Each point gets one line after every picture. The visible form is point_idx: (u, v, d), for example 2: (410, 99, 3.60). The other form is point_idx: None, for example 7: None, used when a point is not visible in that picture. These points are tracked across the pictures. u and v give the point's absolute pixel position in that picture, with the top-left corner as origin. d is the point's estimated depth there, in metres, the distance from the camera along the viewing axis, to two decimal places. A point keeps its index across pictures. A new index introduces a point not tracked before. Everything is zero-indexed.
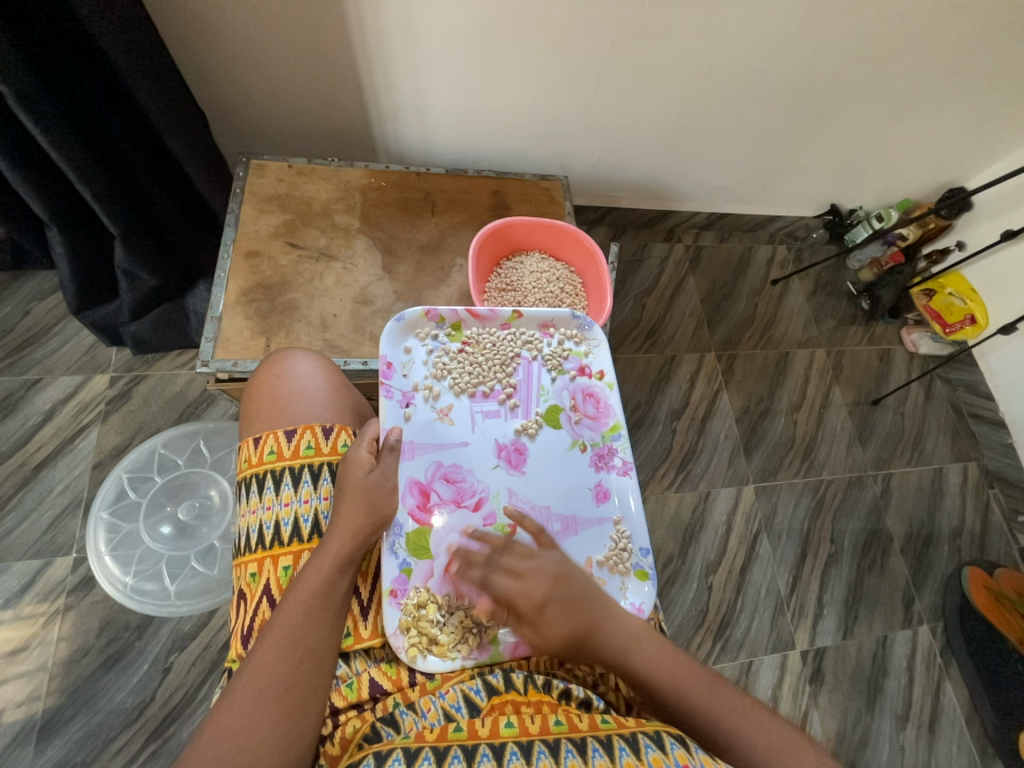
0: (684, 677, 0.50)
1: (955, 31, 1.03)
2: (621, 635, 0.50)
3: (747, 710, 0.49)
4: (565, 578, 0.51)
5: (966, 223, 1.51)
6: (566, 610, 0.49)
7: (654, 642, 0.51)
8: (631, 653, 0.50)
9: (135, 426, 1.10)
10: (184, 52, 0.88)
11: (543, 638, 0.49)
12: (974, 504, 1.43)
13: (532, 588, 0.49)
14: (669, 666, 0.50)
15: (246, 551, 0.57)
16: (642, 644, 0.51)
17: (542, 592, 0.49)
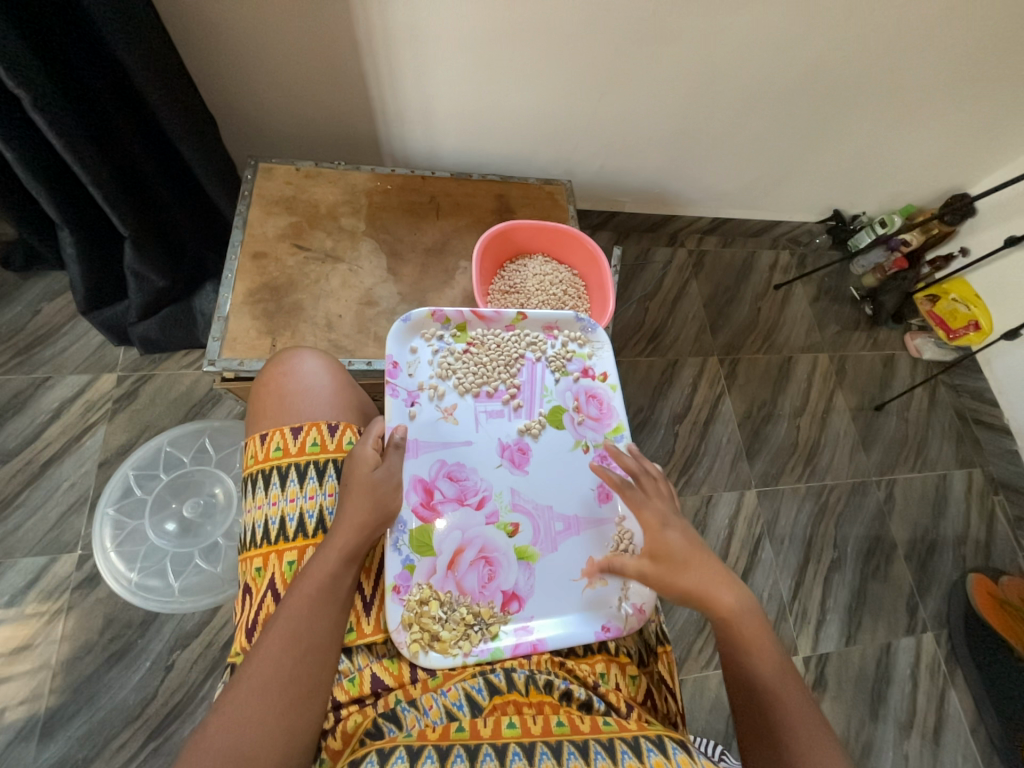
0: (803, 719, 0.48)
1: (957, 40, 1.04)
2: (763, 635, 0.52)
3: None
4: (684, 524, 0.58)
5: (969, 229, 1.51)
6: (686, 540, 0.56)
7: (784, 670, 0.51)
8: (764, 656, 0.50)
9: (141, 424, 1.11)
10: (196, 58, 0.90)
11: (658, 539, 0.55)
12: (979, 510, 1.42)
13: (655, 512, 0.57)
14: (794, 703, 0.49)
15: (251, 546, 0.58)
16: (775, 658, 0.51)
17: (667, 519, 0.57)
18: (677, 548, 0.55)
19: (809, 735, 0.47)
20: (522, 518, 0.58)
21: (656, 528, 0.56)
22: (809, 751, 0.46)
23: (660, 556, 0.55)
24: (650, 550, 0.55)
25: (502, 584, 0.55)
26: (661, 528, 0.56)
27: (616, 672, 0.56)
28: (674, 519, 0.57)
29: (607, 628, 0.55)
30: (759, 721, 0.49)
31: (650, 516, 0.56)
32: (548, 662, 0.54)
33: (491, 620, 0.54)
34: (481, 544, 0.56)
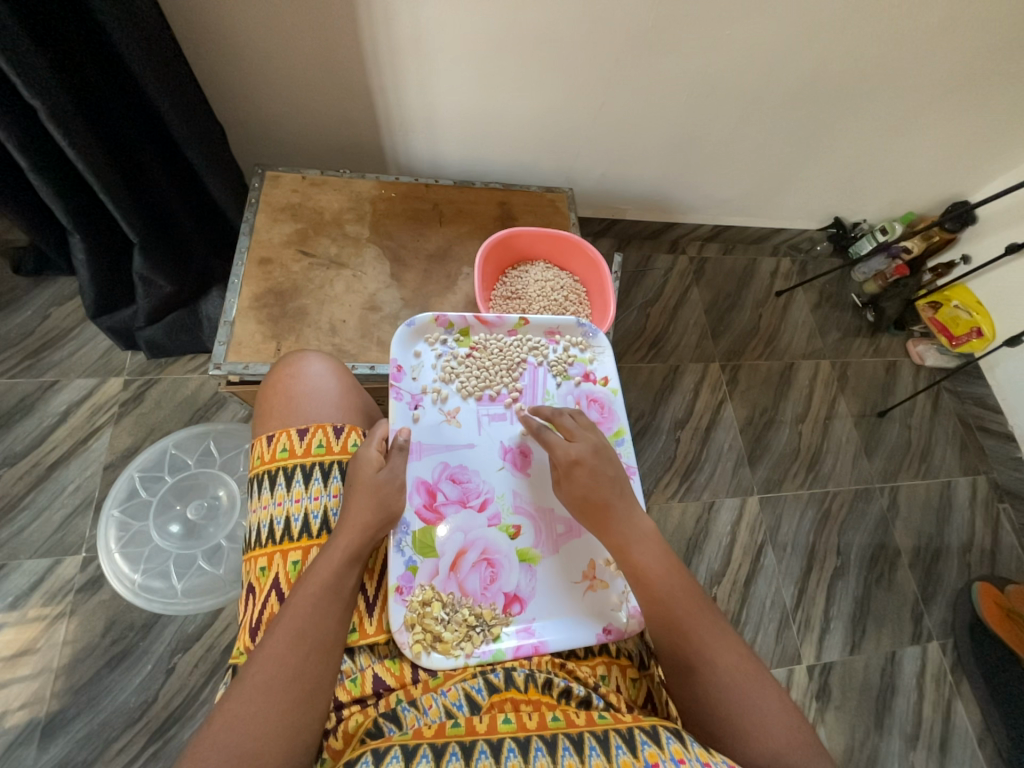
0: (698, 618, 0.51)
1: (954, 50, 1.06)
2: (654, 552, 0.53)
3: (747, 664, 0.49)
4: (601, 457, 0.57)
5: (970, 236, 1.51)
6: (596, 475, 0.55)
7: (678, 576, 0.53)
8: (660, 576, 0.52)
9: (147, 428, 1.13)
10: (207, 70, 0.92)
11: (572, 483, 0.56)
12: (984, 518, 1.41)
13: (572, 450, 0.57)
14: (688, 605, 0.51)
15: (255, 546, 0.58)
16: (665, 570, 0.52)
17: (578, 454, 0.56)
18: (589, 487, 0.55)
19: (703, 632, 0.50)
20: (524, 520, 0.59)
21: (568, 471, 0.56)
22: (706, 648, 0.49)
23: (579, 501, 0.56)
24: (568, 494, 0.56)
25: (504, 586, 0.56)
26: (575, 469, 0.56)
27: (617, 674, 0.56)
28: (587, 453, 0.56)
29: (609, 630, 0.55)
30: (662, 635, 0.51)
31: (562, 455, 0.57)
32: (548, 663, 0.54)
33: (493, 622, 0.54)
34: (483, 546, 0.57)
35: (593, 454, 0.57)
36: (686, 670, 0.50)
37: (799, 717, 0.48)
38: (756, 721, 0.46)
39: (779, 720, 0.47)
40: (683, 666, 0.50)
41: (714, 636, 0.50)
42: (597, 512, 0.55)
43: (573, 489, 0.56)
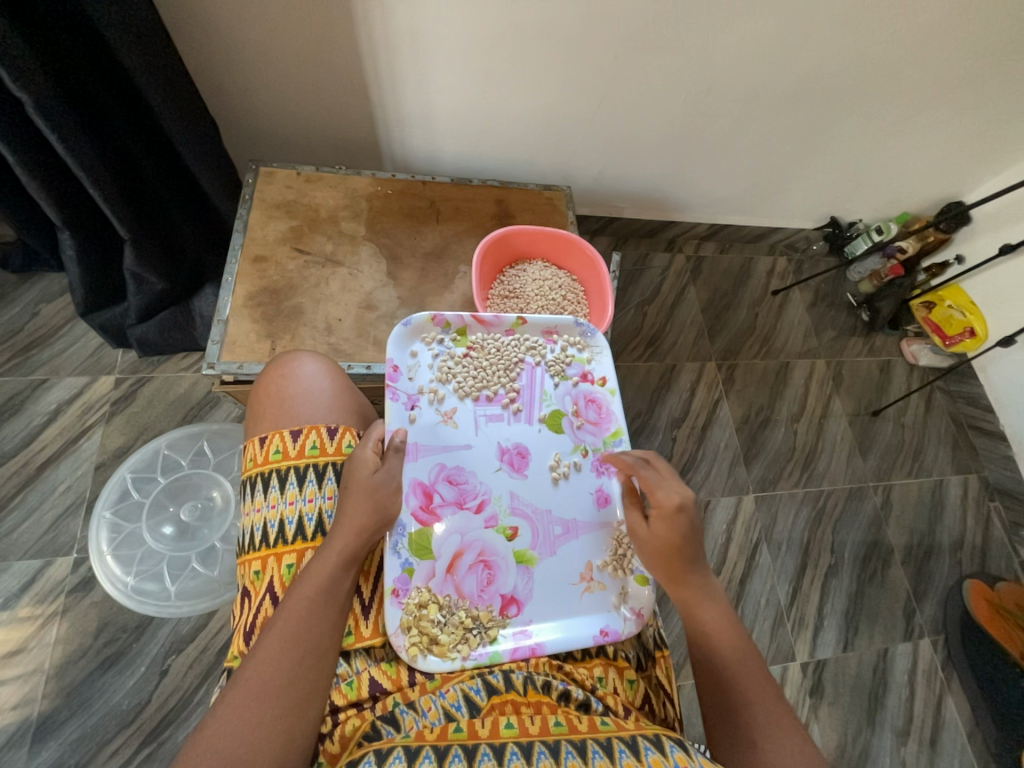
0: (762, 692, 0.51)
1: (950, 51, 1.06)
2: (726, 617, 0.54)
3: (813, 756, 0.47)
4: (699, 511, 0.55)
5: (965, 236, 1.52)
6: (693, 527, 0.54)
7: (746, 649, 0.53)
8: (726, 639, 0.53)
9: (139, 427, 1.11)
10: (199, 64, 0.91)
11: (669, 527, 0.54)
12: (975, 516, 1.43)
13: (673, 492, 0.54)
14: (747, 675, 0.51)
15: (249, 549, 0.57)
16: (736, 638, 0.53)
17: (683, 503, 0.54)
18: (685, 536, 0.54)
19: (767, 706, 0.50)
20: (521, 522, 0.58)
21: (669, 516, 0.54)
22: (768, 723, 0.49)
23: (672, 545, 0.54)
24: (661, 537, 0.54)
25: (501, 588, 0.55)
26: (676, 516, 0.54)
27: (614, 675, 0.56)
28: (689, 503, 0.54)
29: (606, 632, 0.55)
30: (721, 700, 0.51)
31: (664, 497, 0.54)
32: (546, 666, 0.53)
33: (490, 623, 0.53)
34: (480, 548, 0.56)
35: (694, 506, 0.55)
36: (742, 741, 0.49)
37: None
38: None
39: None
40: (741, 737, 0.49)
41: (770, 714, 0.49)
42: (683, 562, 0.54)
43: (668, 533, 0.54)
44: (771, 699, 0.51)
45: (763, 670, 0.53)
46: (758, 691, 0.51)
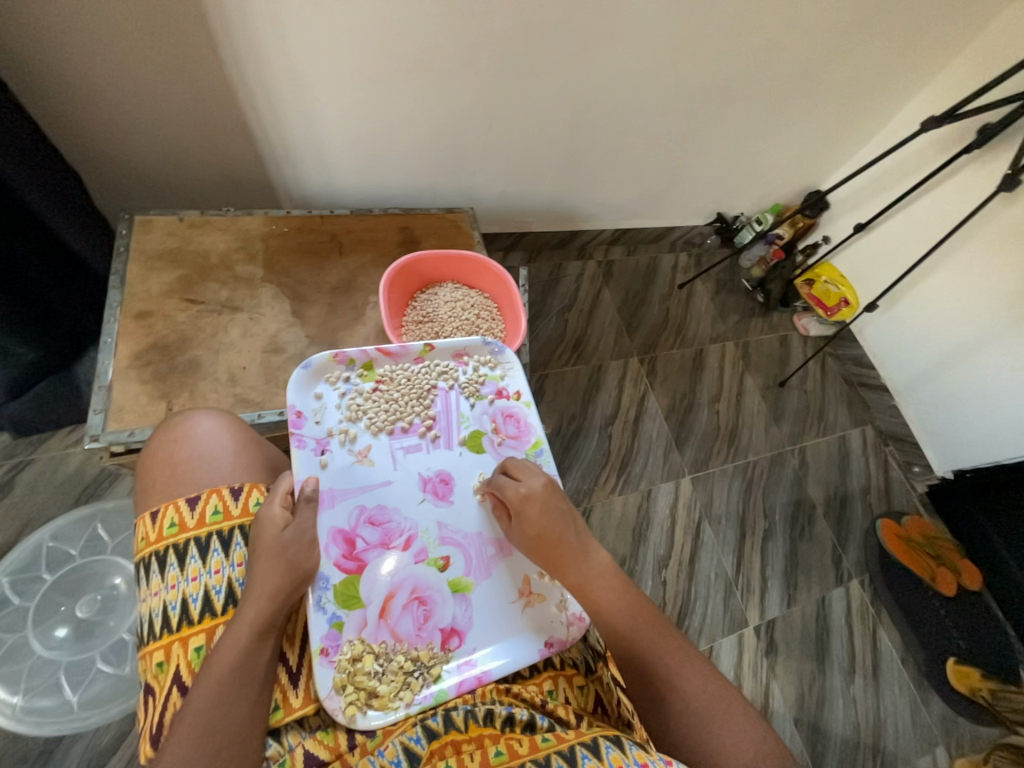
0: (665, 646, 0.52)
1: (785, 63, 1.22)
2: (614, 586, 0.54)
3: (716, 687, 0.51)
4: (551, 492, 0.57)
5: (828, 219, 1.73)
6: (548, 510, 0.56)
7: (642, 608, 0.54)
8: (619, 608, 0.53)
9: (21, 519, 0.97)
10: (49, 113, 0.83)
11: (528, 519, 0.55)
12: (876, 462, 1.61)
13: (521, 486, 0.57)
14: (650, 636, 0.53)
15: (149, 640, 0.51)
16: (628, 604, 0.53)
17: (529, 490, 0.57)
18: (543, 523, 0.55)
19: (669, 657, 0.52)
20: (452, 550, 0.57)
21: (519, 509, 0.56)
22: (673, 674, 0.51)
23: (535, 536, 0.55)
24: (524, 532, 0.56)
25: (439, 622, 0.54)
26: (526, 505, 0.56)
27: (564, 685, 0.56)
28: (538, 488, 0.57)
29: (550, 644, 0.55)
30: (633, 668, 0.52)
31: (513, 493, 0.56)
32: (492, 692, 0.52)
33: (431, 662, 0.52)
34: (413, 585, 0.54)
35: (544, 489, 0.57)
36: (656, 700, 0.51)
37: (765, 730, 0.49)
38: (725, 744, 0.48)
39: (749, 740, 0.48)
40: (654, 697, 0.51)
41: (677, 661, 0.52)
42: (555, 550, 0.55)
43: (526, 525, 0.55)
44: (675, 645, 0.53)
45: (661, 623, 0.54)
46: (665, 646, 0.52)
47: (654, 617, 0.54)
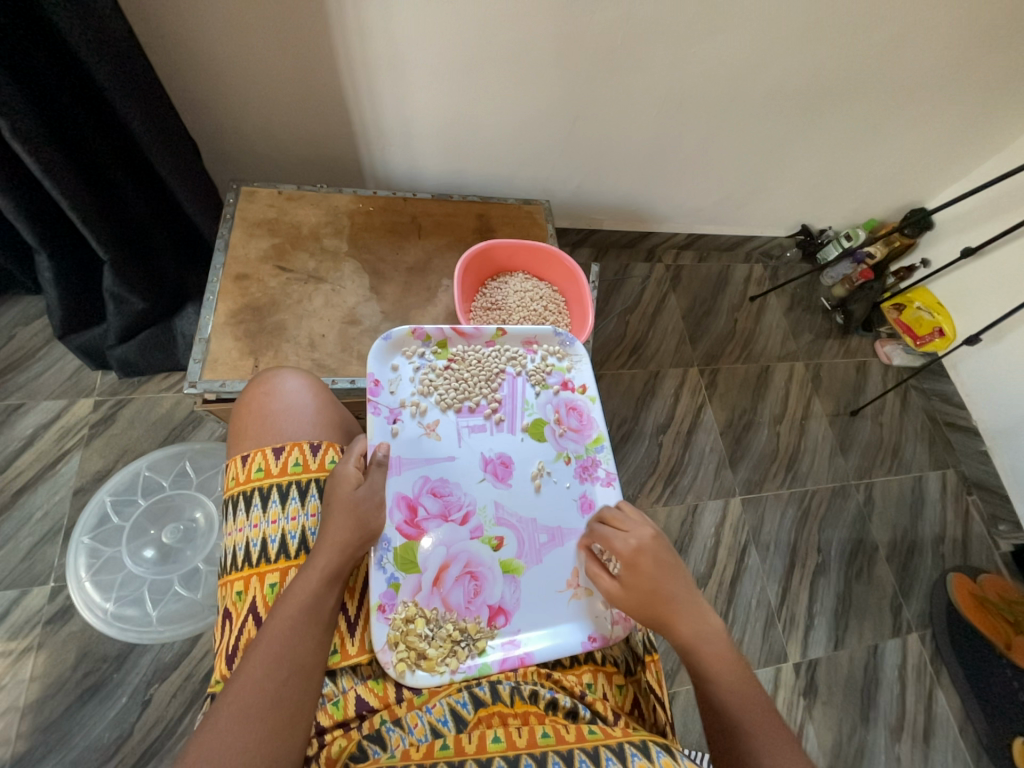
0: (765, 722, 0.49)
1: (905, 66, 1.12)
2: (718, 647, 0.53)
3: None
4: (661, 547, 0.55)
5: (929, 241, 1.59)
6: (660, 564, 0.53)
7: (744, 679, 0.52)
8: (723, 668, 0.52)
9: (119, 449, 1.09)
10: (180, 86, 0.92)
11: (635, 571, 0.53)
12: (954, 511, 1.46)
13: (631, 537, 0.55)
14: (748, 706, 0.50)
15: (231, 569, 0.57)
16: (732, 668, 0.52)
17: (639, 542, 0.54)
18: (653, 578, 0.53)
19: (769, 735, 0.48)
20: (506, 531, 0.59)
21: (631, 561, 0.53)
22: (772, 753, 0.47)
23: (644, 591, 0.53)
24: (632, 587, 0.53)
25: (488, 599, 0.56)
26: (638, 558, 0.54)
27: (603, 681, 0.56)
28: (648, 542, 0.54)
29: (594, 638, 0.55)
30: (725, 734, 0.49)
31: (621, 545, 0.54)
32: (534, 674, 0.53)
33: (478, 635, 0.54)
34: (466, 559, 0.56)
35: (653, 542, 0.55)
36: None
37: None
38: None
39: None
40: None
41: (779, 743, 0.48)
42: (666, 603, 0.53)
43: (636, 578, 0.53)
44: (776, 724, 0.49)
45: (767, 703, 0.51)
46: (765, 723, 0.49)
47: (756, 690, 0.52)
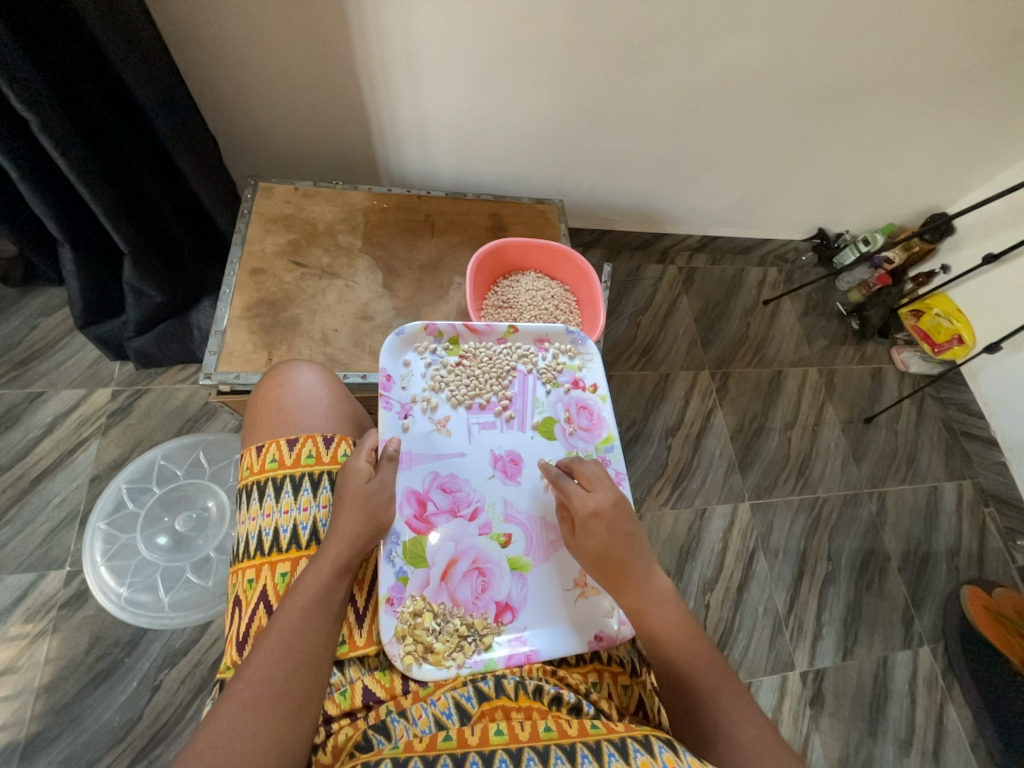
0: (717, 683, 0.51)
1: (929, 68, 1.10)
2: (673, 612, 0.53)
3: (769, 738, 0.48)
4: (621, 511, 0.54)
5: (950, 247, 1.56)
6: (615, 531, 0.53)
7: (700, 645, 0.53)
8: (677, 632, 0.52)
9: (134, 438, 1.11)
10: (202, 84, 0.94)
11: (589, 535, 0.53)
12: (970, 523, 1.43)
13: (590, 500, 0.54)
14: (703, 670, 0.51)
15: (244, 558, 0.58)
16: (686, 632, 0.52)
17: (597, 506, 0.53)
18: (607, 544, 0.53)
19: (720, 695, 0.50)
20: (515, 528, 0.59)
21: (585, 524, 0.53)
22: (724, 715, 0.49)
23: (599, 553, 0.53)
24: (587, 547, 0.54)
25: (495, 595, 0.56)
26: (592, 522, 0.53)
27: (609, 681, 0.57)
28: (606, 507, 0.53)
29: (601, 638, 0.55)
30: (681, 695, 0.51)
31: (579, 507, 0.54)
32: (540, 672, 0.54)
33: (484, 630, 0.54)
34: (474, 554, 0.57)
35: (612, 507, 0.54)
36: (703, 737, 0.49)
37: None
38: None
39: None
40: (703, 735, 0.49)
41: (731, 702, 0.49)
42: (620, 568, 0.53)
43: (589, 541, 0.53)
44: (729, 686, 0.51)
45: (735, 684, 0.51)
46: (719, 683, 0.51)
47: (710, 651, 0.53)
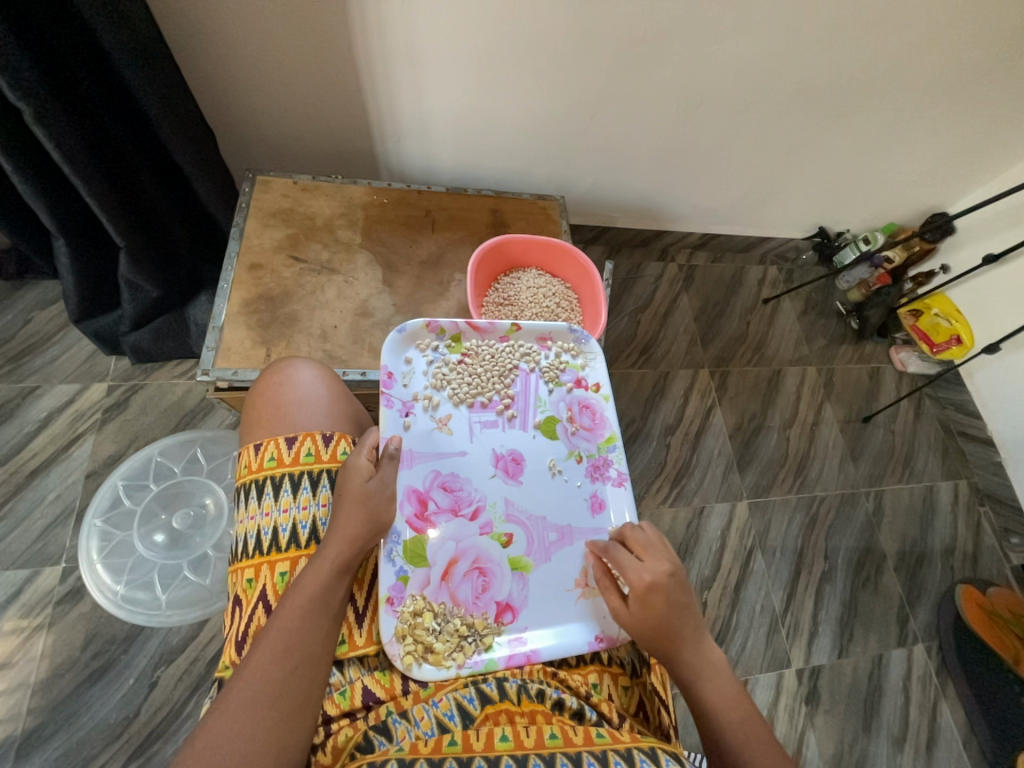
0: (765, 761, 0.47)
1: (934, 66, 1.09)
2: (717, 676, 0.51)
3: None
4: (677, 584, 0.51)
5: (950, 247, 1.56)
6: (671, 603, 0.50)
7: (748, 716, 0.49)
8: (721, 697, 0.50)
9: (131, 434, 1.10)
10: (199, 75, 0.92)
11: (644, 607, 0.50)
12: (966, 522, 1.44)
13: (646, 571, 0.51)
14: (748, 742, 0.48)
15: (243, 556, 0.57)
16: (731, 700, 0.50)
17: (654, 580, 0.51)
18: (662, 616, 0.50)
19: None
20: (516, 528, 0.58)
21: (642, 596, 0.50)
22: None
23: (652, 626, 0.50)
24: (638, 620, 0.51)
25: (496, 595, 0.55)
26: (649, 596, 0.50)
27: (609, 681, 0.56)
28: (664, 579, 0.51)
29: (602, 638, 0.55)
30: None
31: (635, 578, 0.51)
32: (540, 672, 0.54)
33: (485, 631, 0.54)
34: (475, 554, 0.56)
35: (669, 581, 0.51)
36: None
37: None
38: None
39: None
40: None
41: None
42: (670, 636, 0.50)
43: (645, 614, 0.50)
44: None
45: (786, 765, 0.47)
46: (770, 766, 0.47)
47: (756, 721, 0.49)
